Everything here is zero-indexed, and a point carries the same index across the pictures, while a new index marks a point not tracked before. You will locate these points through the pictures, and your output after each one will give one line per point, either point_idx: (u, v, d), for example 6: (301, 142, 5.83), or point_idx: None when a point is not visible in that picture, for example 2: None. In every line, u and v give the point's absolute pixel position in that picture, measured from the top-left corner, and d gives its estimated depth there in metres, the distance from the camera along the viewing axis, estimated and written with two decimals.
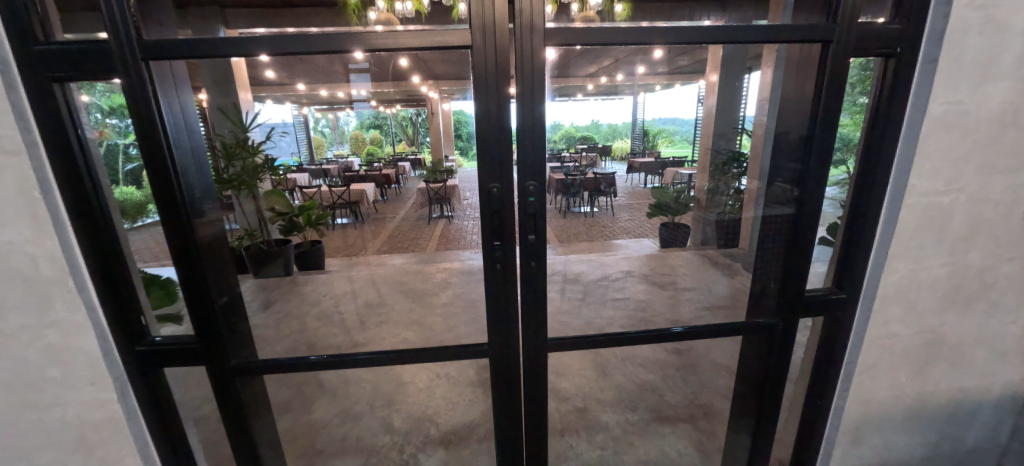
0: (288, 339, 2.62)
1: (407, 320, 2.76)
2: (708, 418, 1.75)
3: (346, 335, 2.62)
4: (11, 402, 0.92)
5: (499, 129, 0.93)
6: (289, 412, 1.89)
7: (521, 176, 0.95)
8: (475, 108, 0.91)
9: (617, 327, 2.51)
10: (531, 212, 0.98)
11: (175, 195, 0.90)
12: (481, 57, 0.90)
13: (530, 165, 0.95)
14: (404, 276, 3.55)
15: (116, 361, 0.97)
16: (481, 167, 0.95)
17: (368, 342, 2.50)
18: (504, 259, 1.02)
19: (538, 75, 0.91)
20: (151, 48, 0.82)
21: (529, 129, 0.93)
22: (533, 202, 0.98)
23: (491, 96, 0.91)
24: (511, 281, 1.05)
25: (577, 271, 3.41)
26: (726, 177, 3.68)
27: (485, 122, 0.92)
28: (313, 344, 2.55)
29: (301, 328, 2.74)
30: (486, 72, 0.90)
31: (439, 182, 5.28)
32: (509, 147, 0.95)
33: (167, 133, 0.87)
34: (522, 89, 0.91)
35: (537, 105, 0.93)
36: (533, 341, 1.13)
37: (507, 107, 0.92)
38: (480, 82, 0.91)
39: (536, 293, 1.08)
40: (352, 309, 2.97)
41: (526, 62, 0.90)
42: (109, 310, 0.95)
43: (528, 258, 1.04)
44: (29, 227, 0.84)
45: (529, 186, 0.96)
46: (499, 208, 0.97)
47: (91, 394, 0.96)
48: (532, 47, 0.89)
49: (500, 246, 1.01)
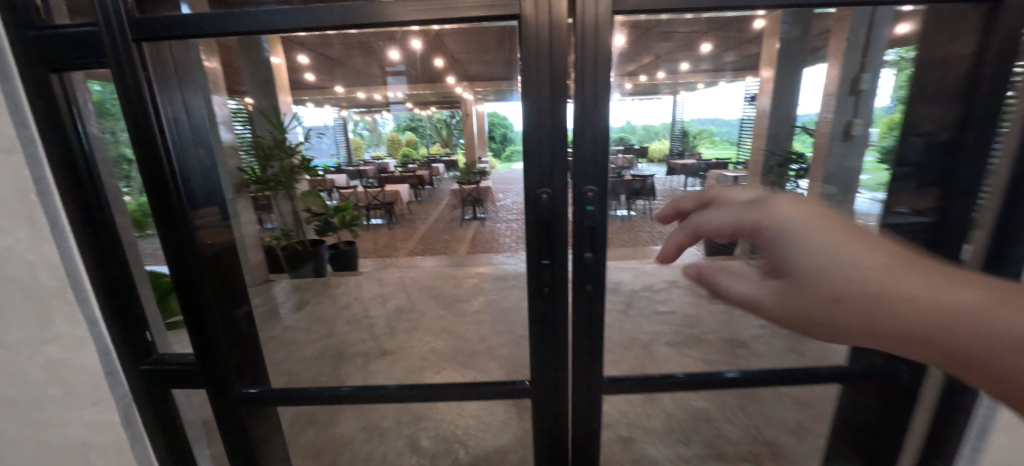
0: (316, 344, 2.55)
1: (438, 327, 2.64)
2: (777, 459, 1.51)
3: (374, 341, 2.51)
4: (19, 420, 0.86)
5: (558, 123, 0.78)
6: (313, 425, 1.81)
7: (576, 180, 0.79)
8: (525, 97, 0.77)
9: (664, 346, 2.27)
10: (585, 226, 0.81)
11: (172, 198, 0.79)
12: (531, 40, 0.75)
13: (588, 168, 0.79)
14: (436, 280, 3.46)
15: (120, 380, 0.88)
16: (527, 170, 0.80)
17: (398, 350, 2.39)
18: (553, 280, 0.87)
19: (600, 66, 0.75)
20: (144, 26, 0.72)
21: (586, 127, 0.77)
22: (590, 213, 0.80)
23: (545, 92, 0.77)
24: (558, 305, 0.89)
25: (616, 280, 3.20)
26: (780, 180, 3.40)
27: (536, 118, 0.78)
28: (342, 349, 2.47)
29: (330, 333, 2.67)
30: (538, 56, 0.75)
31: (472, 184, 5.22)
32: (562, 150, 0.79)
33: (165, 131, 0.77)
34: (581, 83, 0.75)
35: (600, 106, 0.76)
36: (585, 377, 0.95)
37: (567, 99, 0.77)
38: (530, 67, 0.76)
39: (591, 323, 0.90)
40: (382, 313, 2.88)
41: (589, 52, 0.74)
42: (113, 324, 0.86)
43: (580, 282, 0.87)
44: (28, 233, 0.76)
45: (587, 192, 0.79)
46: (550, 218, 0.82)
47: (94, 416, 0.88)
48: (597, 26, 0.73)
49: (549, 264, 0.86)
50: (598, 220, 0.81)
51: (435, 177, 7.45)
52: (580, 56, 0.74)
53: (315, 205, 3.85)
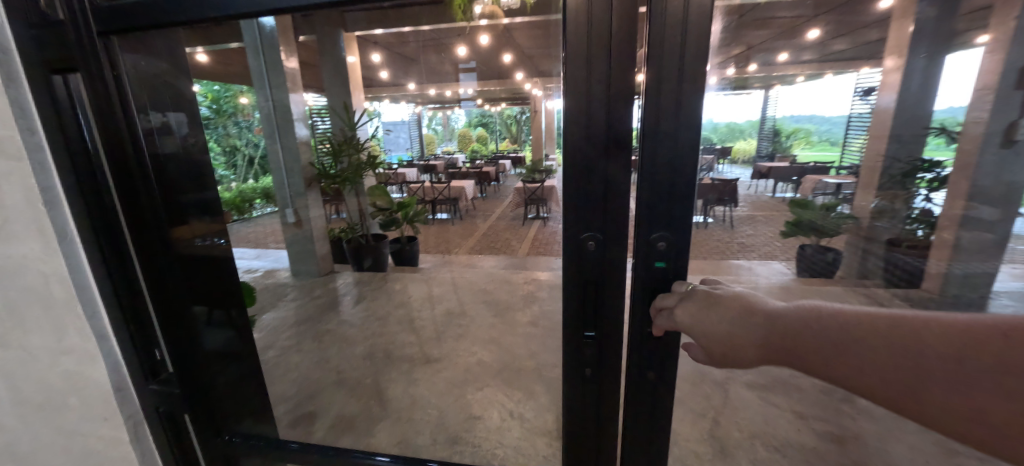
0: (366, 342, 2.54)
1: (486, 336, 2.52)
2: None
3: (421, 346, 2.44)
4: (45, 426, 0.87)
5: (619, 138, 0.62)
6: (351, 432, 1.78)
7: (644, 225, 0.64)
8: (573, 106, 0.62)
9: (742, 388, 1.92)
10: (659, 286, 0.67)
11: (146, 215, 0.79)
12: (582, 33, 0.59)
13: (658, 207, 0.63)
14: (490, 283, 3.34)
15: (130, 398, 0.85)
16: (571, 202, 0.66)
17: (442, 358, 2.29)
18: (597, 361, 0.75)
19: (687, 57, 0.57)
20: (104, 17, 0.69)
21: (656, 151, 0.61)
22: (661, 270, 0.66)
23: (598, 95, 0.61)
24: (605, 372, 0.75)
25: None
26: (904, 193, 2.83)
27: (589, 134, 0.63)
28: (389, 350, 2.43)
29: (380, 332, 2.65)
30: (593, 56, 0.60)
31: (536, 183, 5.04)
32: (620, 169, 0.63)
33: (136, 130, 0.75)
34: (658, 79, 0.58)
35: (682, 115, 0.59)
36: (638, 445, 0.80)
37: (632, 111, 0.61)
38: (582, 68, 0.61)
39: (650, 386, 0.74)
40: (433, 315, 2.83)
41: (669, 41, 0.57)
42: (124, 340, 0.82)
43: (640, 339, 0.71)
44: (39, 243, 0.74)
45: (657, 242, 0.65)
46: (598, 267, 0.69)
47: (108, 431, 0.86)
48: (680, 12, 0.56)
49: (593, 339, 0.74)
50: (670, 276, 0.66)
51: (502, 174, 7.38)
52: (654, 53, 0.57)
53: (380, 200, 3.98)
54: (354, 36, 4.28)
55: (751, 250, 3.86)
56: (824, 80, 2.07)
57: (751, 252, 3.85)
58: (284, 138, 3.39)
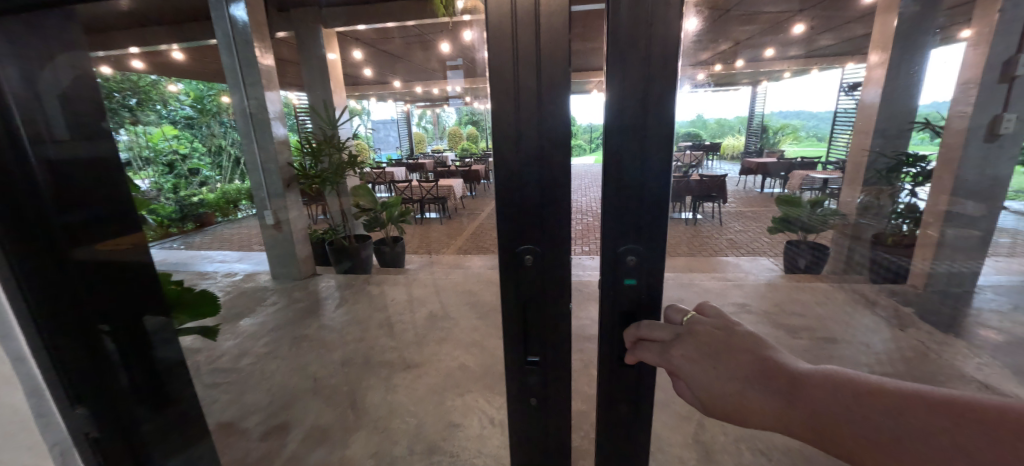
0: (346, 347, 2.46)
1: (469, 339, 2.46)
2: None
3: (402, 350, 2.38)
4: None
5: (558, 163, 0.68)
6: (325, 443, 1.72)
7: (612, 239, 0.72)
8: (504, 140, 0.68)
9: None
10: (630, 300, 0.75)
11: (36, 224, 0.82)
12: (507, 70, 0.65)
13: (625, 225, 0.71)
14: (476, 284, 3.28)
15: (54, 424, 0.83)
16: (511, 220, 0.71)
17: (423, 363, 2.23)
18: (544, 376, 0.82)
19: (642, 74, 0.64)
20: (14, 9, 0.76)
21: (622, 174, 0.69)
22: (632, 286, 0.74)
23: (527, 107, 0.66)
24: (554, 386, 0.82)
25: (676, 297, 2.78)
26: (891, 188, 2.83)
27: (520, 162, 0.69)
28: (370, 355, 2.36)
29: (362, 336, 2.58)
30: (521, 89, 0.65)
31: None
32: (557, 183, 0.69)
33: (18, 140, 0.81)
34: (616, 98, 0.65)
35: (648, 127, 0.66)
36: (609, 432, 0.88)
37: (560, 141, 0.67)
38: (510, 101, 0.66)
39: (614, 380, 0.83)
40: (416, 318, 2.77)
41: (625, 64, 0.64)
42: (41, 361, 0.81)
43: (610, 344, 0.80)
44: None
45: (627, 259, 0.73)
46: (538, 285, 0.74)
47: (28, 460, 0.83)
48: (645, 51, 0.64)
49: (536, 362, 0.81)
50: (641, 291, 0.75)
51: None
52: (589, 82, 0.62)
53: (364, 200, 3.88)
54: (335, 32, 4.15)
55: (738, 246, 3.85)
56: (808, 75, 2.02)
57: (738, 247, 3.85)
58: (260, 138, 3.29)
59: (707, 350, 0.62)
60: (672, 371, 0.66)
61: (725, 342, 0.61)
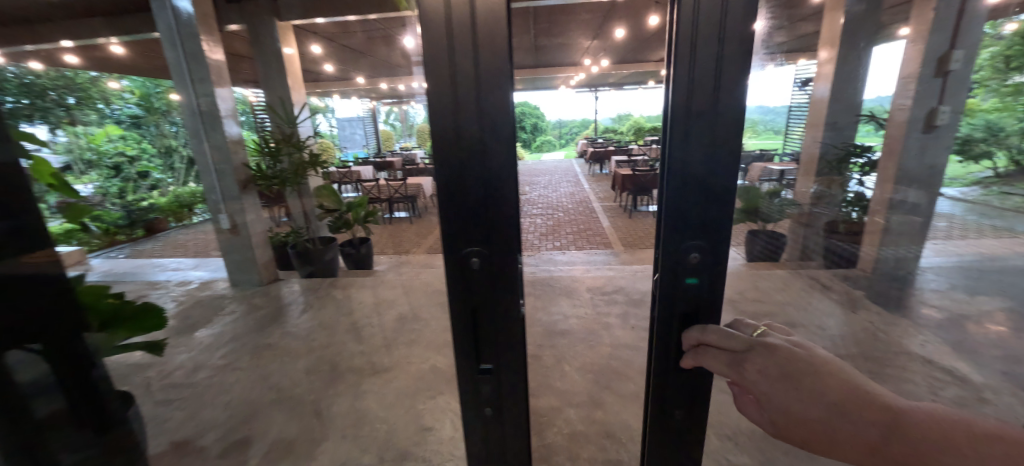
0: (312, 354, 2.37)
1: (440, 340, 2.41)
2: None
3: (371, 355, 2.31)
4: None
5: (501, 159, 0.65)
6: (289, 456, 1.64)
7: (675, 238, 0.69)
8: (441, 134, 0.65)
9: None
10: (691, 302, 0.73)
11: None
12: (443, 61, 0.62)
13: (688, 219, 0.69)
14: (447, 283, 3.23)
15: None
16: (454, 221, 0.68)
17: (393, 367, 2.17)
18: (498, 383, 0.80)
19: (708, 64, 0.62)
20: None
21: (685, 167, 0.67)
22: (693, 286, 0.72)
23: (467, 101, 0.63)
24: (509, 392, 0.80)
25: (645, 290, 2.83)
26: (840, 177, 2.95)
27: (460, 159, 0.66)
28: (337, 361, 2.28)
29: (328, 342, 2.48)
30: (457, 81, 0.62)
31: None
32: (497, 183, 0.66)
33: None
34: (691, 89, 0.63)
35: (715, 123, 0.64)
36: (663, 438, 0.85)
37: (503, 134, 0.64)
38: (448, 94, 0.63)
39: (669, 389, 0.80)
40: (385, 321, 2.70)
41: (693, 56, 0.62)
42: None
43: (669, 350, 0.77)
44: None
45: (691, 257, 0.70)
46: (483, 291, 0.72)
47: None
48: (717, 39, 0.61)
49: (488, 370, 0.78)
50: (703, 291, 0.72)
51: None
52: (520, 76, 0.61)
53: (328, 200, 3.70)
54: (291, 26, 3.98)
55: None
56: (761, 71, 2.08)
57: None
58: (212, 137, 3.11)
59: (784, 368, 0.64)
60: (739, 382, 0.68)
61: (805, 363, 0.64)
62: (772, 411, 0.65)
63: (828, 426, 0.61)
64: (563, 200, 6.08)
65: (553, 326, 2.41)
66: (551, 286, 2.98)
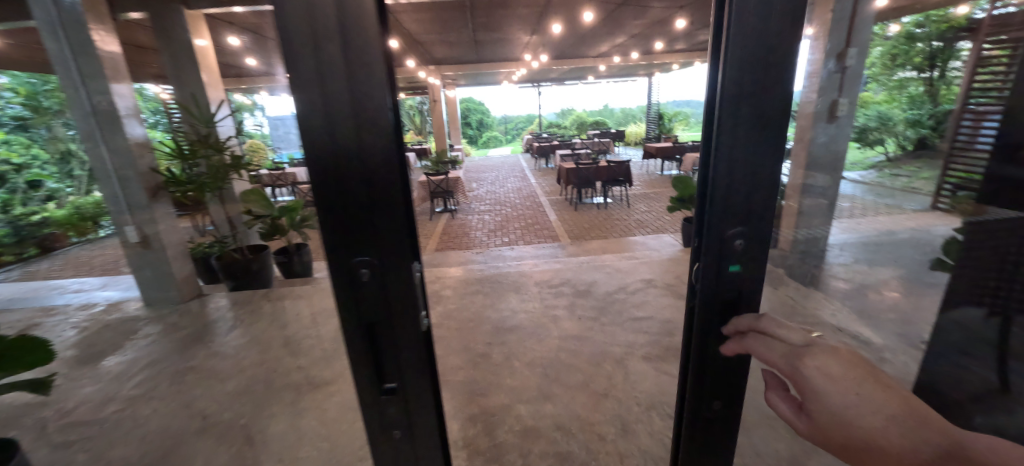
0: (243, 374, 2.18)
1: None
2: None
3: (309, 369, 2.16)
4: None
5: (385, 158, 0.57)
6: None
7: (718, 225, 0.60)
8: (311, 131, 0.55)
9: (639, 361, 1.98)
10: (732, 291, 0.63)
11: None
12: (307, 45, 0.52)
13: (735, 202, 0.59)
14: None
15: None
16: (336, 230, 0.59)
17: (333, 381, 2.05)
18: (405, 402, 0.71)
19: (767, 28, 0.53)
20: None
21: (733, 150, 0.57)
22: (735, 274, 0.62)
23: (338, 92, 0.54)
24: (415, 412, 0.72)
25: (590, 280, 2.90)
26: None
27: (335, 156, 0.57)
28: (271, 379, 2.11)
29: (262, 359, 2.29)
30: (326, 67, 0.53)
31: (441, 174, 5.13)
32: (380, 186, 0.58)
33: None
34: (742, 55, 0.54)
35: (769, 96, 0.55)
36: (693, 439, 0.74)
37: (383, 129, 0.56)
38: (314, 85, 0.54)
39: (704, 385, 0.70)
40: (326, 331, 2.54)
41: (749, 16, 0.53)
42: None
43: (704, 337, 0.66)
44: None
45: (733, 243, 0.61)
46: (373, 303, 0.63)
47: None
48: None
49: (392, 388, 0.70)
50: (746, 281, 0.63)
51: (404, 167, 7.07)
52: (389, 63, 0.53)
53: (256, 205, 3.42)
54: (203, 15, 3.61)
55: (643, 226, 4.22)
56: None
57: (643, 226, 4.21)
58: (109, 140, 2.75)
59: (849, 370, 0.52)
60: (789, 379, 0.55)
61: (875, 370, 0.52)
62: (818, 412, 0.52)
63: (887, 442, 0.49)
64: (510, 195, 6.13)
65: (503, 323, 2.40)
66: (500, 282, 2.97)
